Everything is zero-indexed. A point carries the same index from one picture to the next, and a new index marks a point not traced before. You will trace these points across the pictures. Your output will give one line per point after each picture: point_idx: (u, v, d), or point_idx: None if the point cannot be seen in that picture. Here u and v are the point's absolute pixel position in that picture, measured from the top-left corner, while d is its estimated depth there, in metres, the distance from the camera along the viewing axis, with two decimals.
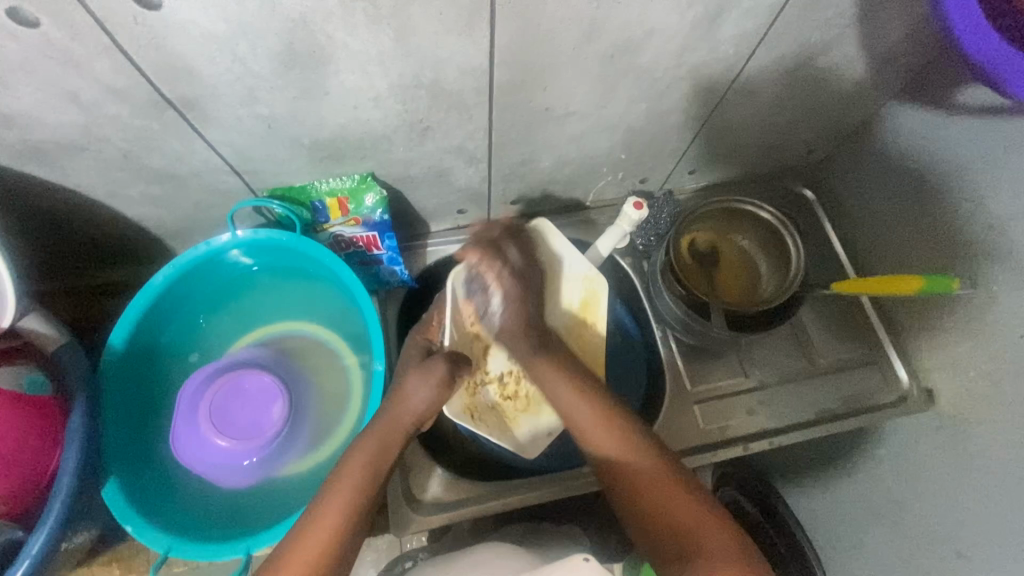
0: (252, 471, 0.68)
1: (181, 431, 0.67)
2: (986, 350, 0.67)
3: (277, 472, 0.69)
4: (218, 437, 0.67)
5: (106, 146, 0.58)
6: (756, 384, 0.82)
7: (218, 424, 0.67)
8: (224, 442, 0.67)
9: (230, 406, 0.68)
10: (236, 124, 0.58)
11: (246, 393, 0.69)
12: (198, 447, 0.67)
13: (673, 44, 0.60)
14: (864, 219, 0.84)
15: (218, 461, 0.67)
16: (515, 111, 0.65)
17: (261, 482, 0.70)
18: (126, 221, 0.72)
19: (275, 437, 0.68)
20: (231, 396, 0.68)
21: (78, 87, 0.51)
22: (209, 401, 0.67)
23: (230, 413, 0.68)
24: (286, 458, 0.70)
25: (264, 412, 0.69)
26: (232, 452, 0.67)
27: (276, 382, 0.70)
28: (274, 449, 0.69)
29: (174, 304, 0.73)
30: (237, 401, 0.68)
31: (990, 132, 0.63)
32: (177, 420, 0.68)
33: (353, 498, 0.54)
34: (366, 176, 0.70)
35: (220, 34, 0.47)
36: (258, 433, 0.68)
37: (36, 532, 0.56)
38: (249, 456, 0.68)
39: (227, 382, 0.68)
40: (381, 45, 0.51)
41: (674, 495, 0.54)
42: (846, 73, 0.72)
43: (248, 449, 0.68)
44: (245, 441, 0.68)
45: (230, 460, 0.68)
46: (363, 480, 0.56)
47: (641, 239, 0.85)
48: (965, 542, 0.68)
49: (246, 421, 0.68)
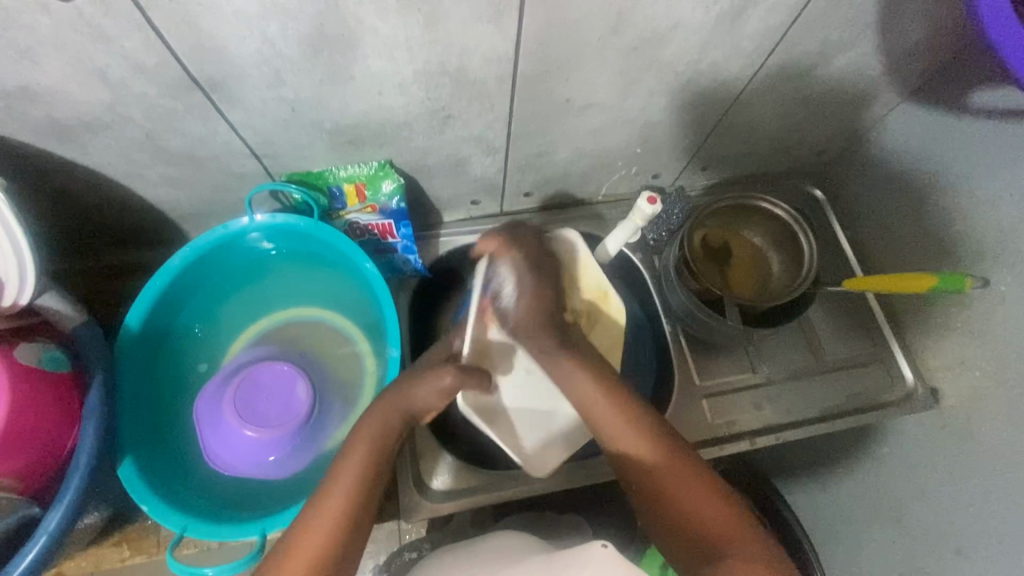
0: (278, 461, 0.68)
1: (208, 422, 0.68)
2: (990, 350, 0.68)
3: (298, 462, 0.69)
4: (245, 427, 0.67)
5: (128, 125, 0.58)
6: (763, 379, 0.82)
7: (242, 416, 0.67)
8: (251, 433, 0.67)
9: (254, 398, 0.68)
10: (260, 106, 0.58)
11: (273, 384, 0.69)
12: (224, 439, 0.68)
13: (695, 38, 0.60)
14: (872, 220, 0.85)
15: (244, 453, 0.68)
16: (536, 102, 0.65)
17: (280, 473, 0.69)
18: (143, 203, 0.71)
19: (301, 427, 0.68)
20: (255, 386, 0.68)
21: (106, 64, 0.50)
22: (233, 391, 0.68)
23: (255, 404, 0.68)
24: (308, 449, 0.69)
25: (289, 403, 0.69)
26: (259, 442, 0.67)
27: (300, 372, 0.70)
28: (299, 439, 0.69)
29: (191, 285, 0.73)
30: (261, 393, 0.68)
31: (1006, 133, 0.63)
32: (204, 412, 0.68)
33: (343, 507, 0.54)
34: (384, 164, 0.70)
35: (253, 13, 0.47)
36: (283, 424, 0.68)
37: (55, 507, 0.56)
38: (276, 446, 0.68)
39: (255, 373, 0.69)
40: (410, 31, 0.51)
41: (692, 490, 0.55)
42: (861, 74, 0.72)
43: (274, 440, 0.68)
44: (270, 430, 0.67)
45: (256, 450, 0.67)
46: (352, 487, 0.55)
47: (652, 234, 0.85)
48: (965, 536, 0.69)
49: (272, 411, 0.68)
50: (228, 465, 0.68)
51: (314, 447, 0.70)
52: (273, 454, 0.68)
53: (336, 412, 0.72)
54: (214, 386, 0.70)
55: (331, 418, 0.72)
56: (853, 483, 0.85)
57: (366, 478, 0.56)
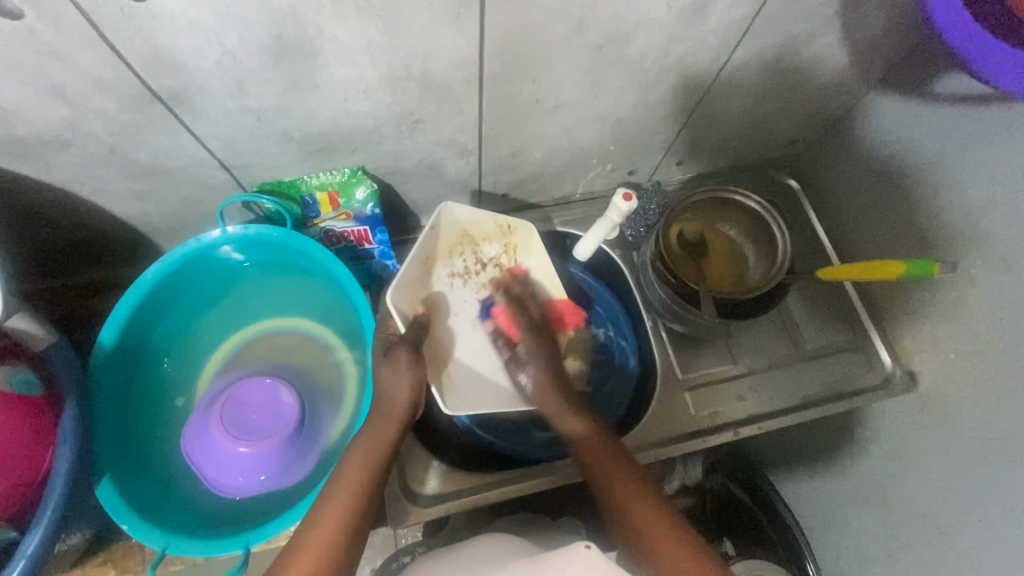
0: (270, 477, 0.68)
1: (196, 442, 0.68)
2: (963, 332, 0.69)
3: (288, 479, 0.69)
4: (234, 446, 0.66)
5: (91, 141, 0.58)
6: (745, 370, 0.83)
7: (231, 434, 0.66)
8: (240, 451, 0.66)
9: (240, 417, 0.67)
10: (224, 117, 0.58)
11: (262, 401, 0.69)
12: (213, 460, 0.67)
13: (660, 34, 0.61)
14: (846, 208, 0.86)
15: (236, 472, 0.67)
16: (505, 103, 0.65)
17: (270, 490, 0.69)
18: (113, 219, 0.71)
19: (290, 442, 0.68)
20: (241, 404, 0.68)
21: (63, 81, 0.50)
22: (219, 411, 0.67)
23: (243, 421, 0.67)
24: (299, 466, 0.69)
25: (277, 418, 0.68)
26: (250, 461, 0.67)
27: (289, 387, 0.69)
28: (288, 453, 0.68)
29: (165, 302, 0.72)
30: (246, 410, 0.68)
31: (968, 117, 0.64)
32: (197, 430, 0.68)
33: (339, 527, 0.56)
34: (356, 170, 0.70)
35: (208, 25, 0.47)
36: (268, 441, 0.67)
37: (32, 531, 0.55)
38: (266, 465, 0.67)
39: (243, 390, 0.68)
40: (371, 36, 0.51)
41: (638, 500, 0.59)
42: (827, 65, 0.73)
43: (263, 456, 0.67)
44: (256, 447, 0.67)
45: (247, 468, 0.67)
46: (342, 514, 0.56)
47: (631, 230, 0.86)
48: (944, 516, 0.70)
49: (262, 430, 0.67)
50: (220, 482, 0.68)
51: (303, 463, 0.69)
52: (264, 472, 0.68)
53: (325, 423, 0.73)
54: (208, 403, 0.70)
55: (318, 429, 0.72)
56: (838, 469, 0.86)
57: (362, 501, 0.58)
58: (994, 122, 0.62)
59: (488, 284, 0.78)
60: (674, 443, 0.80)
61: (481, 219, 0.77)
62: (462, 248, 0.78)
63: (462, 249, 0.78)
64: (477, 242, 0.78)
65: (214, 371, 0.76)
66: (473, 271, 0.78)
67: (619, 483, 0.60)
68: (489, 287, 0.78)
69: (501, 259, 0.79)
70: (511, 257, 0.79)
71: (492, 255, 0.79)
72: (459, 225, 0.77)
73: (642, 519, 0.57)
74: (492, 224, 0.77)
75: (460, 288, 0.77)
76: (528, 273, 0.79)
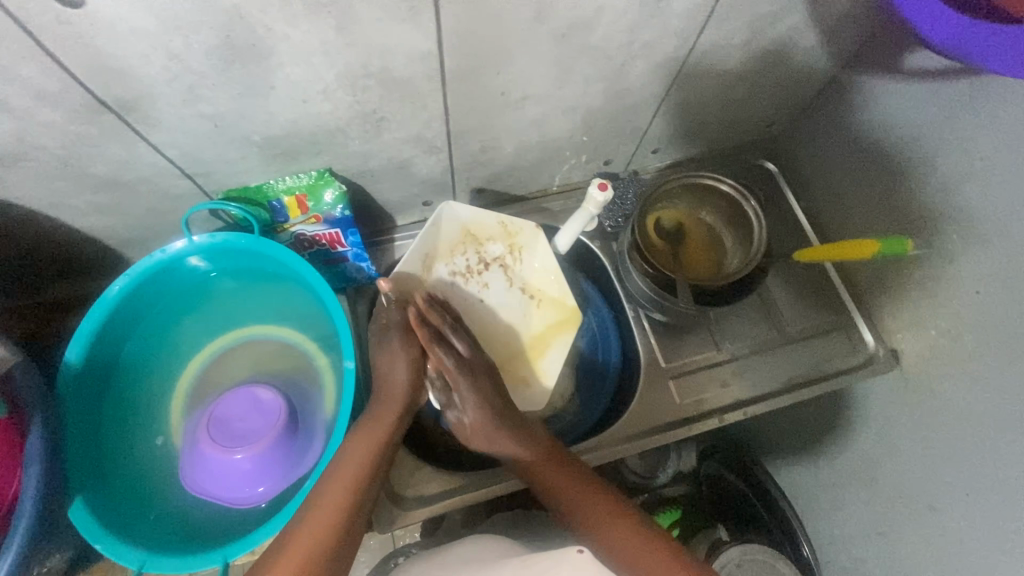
0: (268, 487, 0.66)
1: (193, 463, 0.66)
2: (942, 308, 0.69)
3: (282, 491, 0.67)
4: (226, 460, 0.64)
5: (44, 155, 0.56)
6: (728, 356, 0.83)
7: (221, 449, 0.64)
8: (235, 465, 0.65)
9: (226, 430, 0.65)
10: (180, 124, 0.56)
11: (249, 410, 0.67)
12: (213, 478, 0.66)
13: (622, 21, 0.60)
14: (823, 188, 0.86)
15: (234, 486, 0.65)
16: (470, 98, 0.64)
17: (267, 503, 0.67)
18: (77, 233, 0.69)
19: (280, 448, 0.66)
20: (224, 419, 0.66)
21: (6, 94, 0.48)
22: (206, 429, 0.66)
23: (231, 434, 0.65)
24: (294, 476, 0.67)
25: (263, 425, 0.66)
26: (246, 474, 0.65)
27: (273, 393, 0.68)
28: (281, 462, 0.66)
29: (134, 317, 0.71)
30: (232, 422, 0.66)
31: (938, 92, 0.64)
32: (190, 452, 0.67)
33: (339, 515, 0.55)
34: (323, 172, 0.68)
35: (151, 29, 0.45)
36: (255, 449, 0.65)
37: (2, 554, 0.53)
38: (263, 477, 0.66)
39: (228, 402, 0.67)
40: (324, 34, 0.50)
41: (580, 494, 0.60)
42: (796, 47, 0.72)
43: (257, 467, 0.65)
44: (248, 457, 0.65)
45: (244, 482, 0.65)
46: (349, 491, 0.57)
47: (610, 221, 0.85)
48: (932, 493, 0.70)
49: (251, 438, 0.65)
50: (222, 498, 0.67)
51: (297, 473, 0.67)
52: (262, 484, 0.66)
53: (319, 426, 0.71)
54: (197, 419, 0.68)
55: (309, 435, 0.70)
56: (827, 450, 0.86)
57: (353, 499, 0.57)
58: (964, 96, 0.61)
59: (490, 283, 0.81)
60: (661, 432, 0.79)
61: (484, 220, 0.80)
62: (465, 247, 0.81)
63: (465, 249, 0.81)
64: (479, 241, 0.81)
65: (190, 385, 0.75)
66: (476, 270, 0.81)
67: (571, 486, 0.61)
68: (492, 286, 0.81)
69: (505, 258, 0.82)
70: (515, 258, 0.82)
71: (497, 253, 0.82)
72: (460, 224, 0.80)
73: (592, 508, 0.59)
74: (495, 224, 0.80)
75: (463, 288, 0.80)
76: (524, 271, 0.82)
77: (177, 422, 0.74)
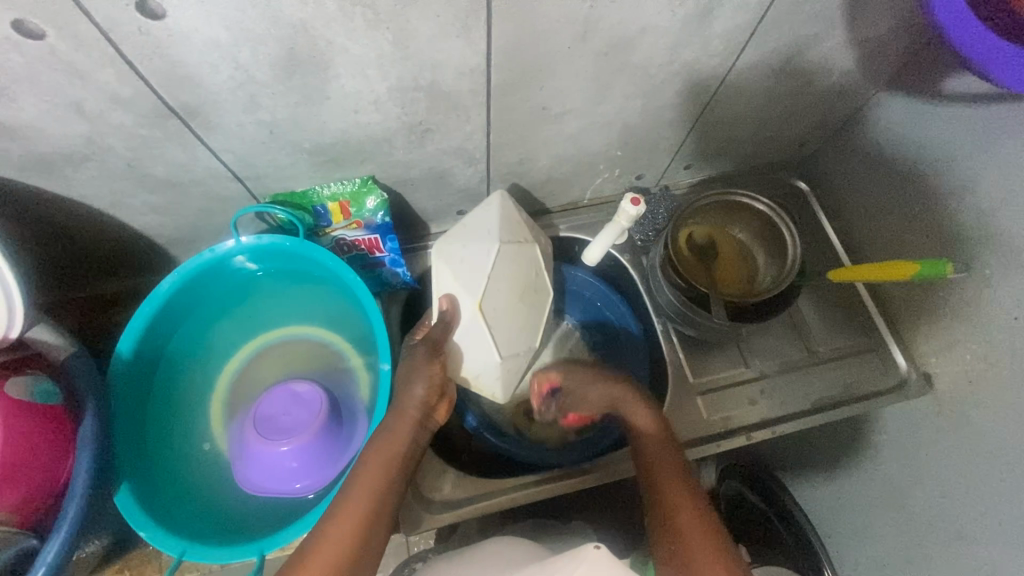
0: (307, 483, 0.68)
1: (242, 458, 0.69)
2: (978, 332, 0.69)
3: (321, 487, 0.68)
4: (271, 454, 0.66)
5: (109, 155, 0.59)
6: (757, 374, 0.83)
7: (267, 443, 0.66)
8: (279, 459, 0.66)
9: (271, 425, 0.67)
10: (237, 130, 0.59)
11: (293, 406, 0.69)
12: (260, 473, 0.67)
13: (665, 41, 0.61)
14: (857, 209, 0.85)
15: (277, 480, 0.67)
16: (512, 112, 0.66)
17: (306, 497, 0.69)
18: (131, 231, 0.72)
19: (322, 444, 0.68)
20: (268, 416, 0.68)
21: (83, 98, 0.51)
22: (254, 427, 0.68)
23: (276, 428, 0.67)
24: (331, 473, 0.68)
25: (307, 417, 0.68)
26: (288, 469, 0.67)
27: (315, 388, 0.70)
28: (321, 459, 0.68)
29: (181, 312, 0.73)
30: (276, 418, 0.68)
31: (977, 117, 0.64)
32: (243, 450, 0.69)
33: (354, 528, 0.55)
34: (367, 180, 0.71)
35: (223, 41, 0.48)
36: (297, 443, 0.66)
37: (51, 539, 0.56)
38: (304, 473, 0.67)
39: (274, 399, 0.69)
40: (381, 49, 0.52)
41: (675, 490, 0.60)
42: (832, 69, 0.73)
43: (300, 461, 0.67)
44: (291, 452, 0.66)
45: (287, 477, 0.67)
46: (369, 500, 0.56)
47: (640, 235, 0.87)
48: (965, 521, 0.69)
49: (293, 432, 0.67)
50: (267, 492, 0.68)
51: (333, 471, 0.68)
52: (302, 479, 0.67)
53: (357, 427, 0.73)
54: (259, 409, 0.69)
55: (347, 434, 0.72)
56: (855, 473, 0.85)
57: (375, 504, 0.57)
58: (1005, 120, 0.61)
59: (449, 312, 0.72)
60: (689, 447, 0.79)
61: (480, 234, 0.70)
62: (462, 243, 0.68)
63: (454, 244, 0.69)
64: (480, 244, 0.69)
65: (229, 380, 0.77)
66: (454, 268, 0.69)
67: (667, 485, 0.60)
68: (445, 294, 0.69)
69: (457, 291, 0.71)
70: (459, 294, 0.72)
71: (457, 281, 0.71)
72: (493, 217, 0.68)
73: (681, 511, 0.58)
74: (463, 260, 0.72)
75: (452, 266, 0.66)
76: (493, 298, 0.64)
77: (217, 415, 0.76)
